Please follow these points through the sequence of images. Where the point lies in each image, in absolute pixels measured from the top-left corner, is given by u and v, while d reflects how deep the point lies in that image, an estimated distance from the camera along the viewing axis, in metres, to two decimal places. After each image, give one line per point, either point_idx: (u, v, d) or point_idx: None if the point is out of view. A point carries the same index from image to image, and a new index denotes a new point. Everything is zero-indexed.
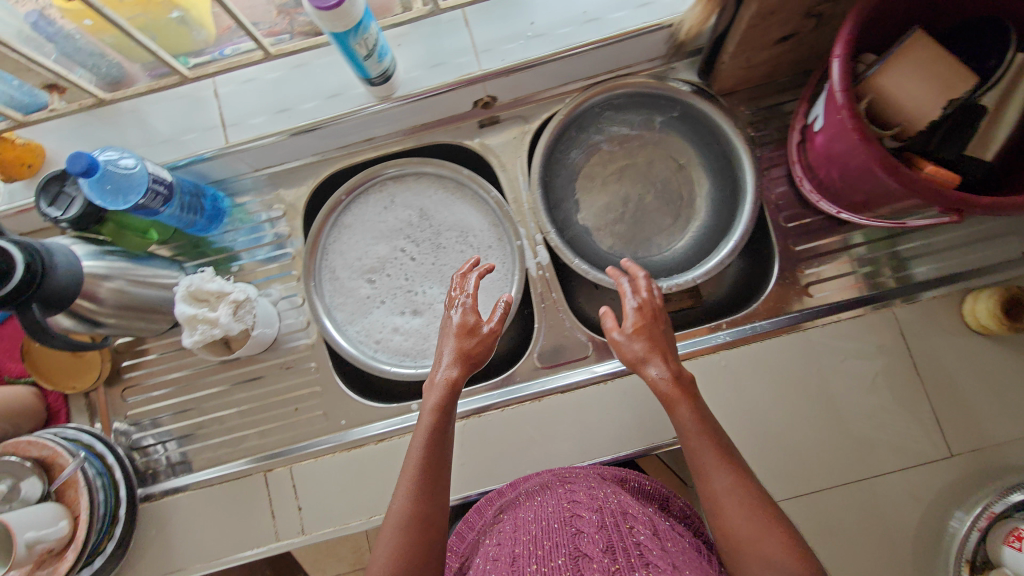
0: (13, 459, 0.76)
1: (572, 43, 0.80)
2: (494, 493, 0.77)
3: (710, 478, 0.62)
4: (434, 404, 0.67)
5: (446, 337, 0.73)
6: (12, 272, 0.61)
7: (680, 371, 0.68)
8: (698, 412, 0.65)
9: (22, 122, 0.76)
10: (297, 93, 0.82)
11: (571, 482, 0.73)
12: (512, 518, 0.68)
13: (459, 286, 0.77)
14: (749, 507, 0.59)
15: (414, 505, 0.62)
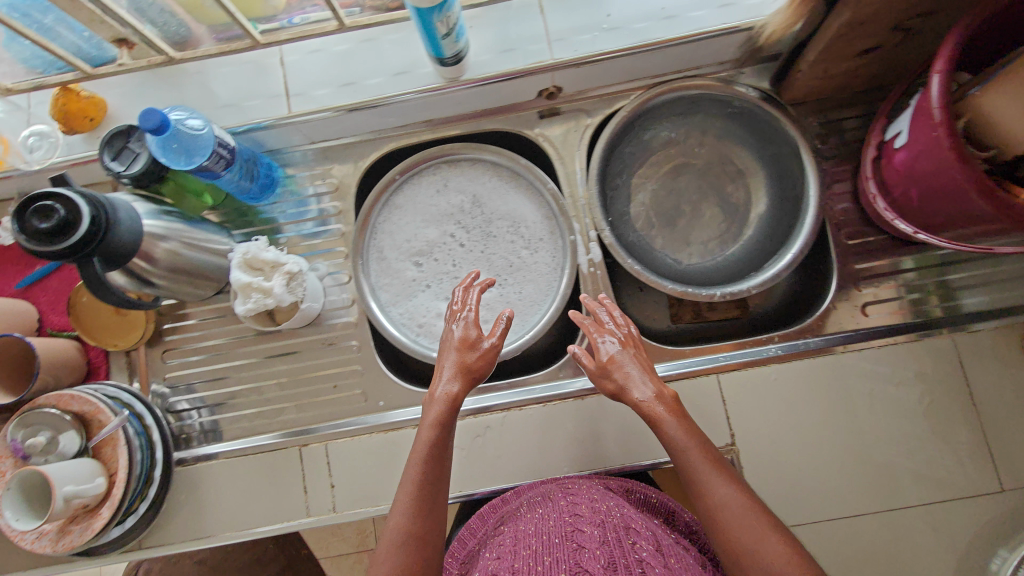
0: (54, 411, 0.76)
1: (648, 38, 0.78)
2: (498, 500, 0.78)
3: (704, 491, 0.62)
4: (435, 418, 0.70)
5: (450, 351, 0.75)
6: (77, 225, 0.61)
7: (660, 391, 0.69)
8: (687, 429, 0.66)
9: (90, 75, 0.77)
10: (364, 68, 0.81)
11: (573, 494, 0.72)
12: (513, 531, 0.67)
13: (461, 300, 0.79)
14: (747, 517, 0.59)
15: (413, 520, 0.63)
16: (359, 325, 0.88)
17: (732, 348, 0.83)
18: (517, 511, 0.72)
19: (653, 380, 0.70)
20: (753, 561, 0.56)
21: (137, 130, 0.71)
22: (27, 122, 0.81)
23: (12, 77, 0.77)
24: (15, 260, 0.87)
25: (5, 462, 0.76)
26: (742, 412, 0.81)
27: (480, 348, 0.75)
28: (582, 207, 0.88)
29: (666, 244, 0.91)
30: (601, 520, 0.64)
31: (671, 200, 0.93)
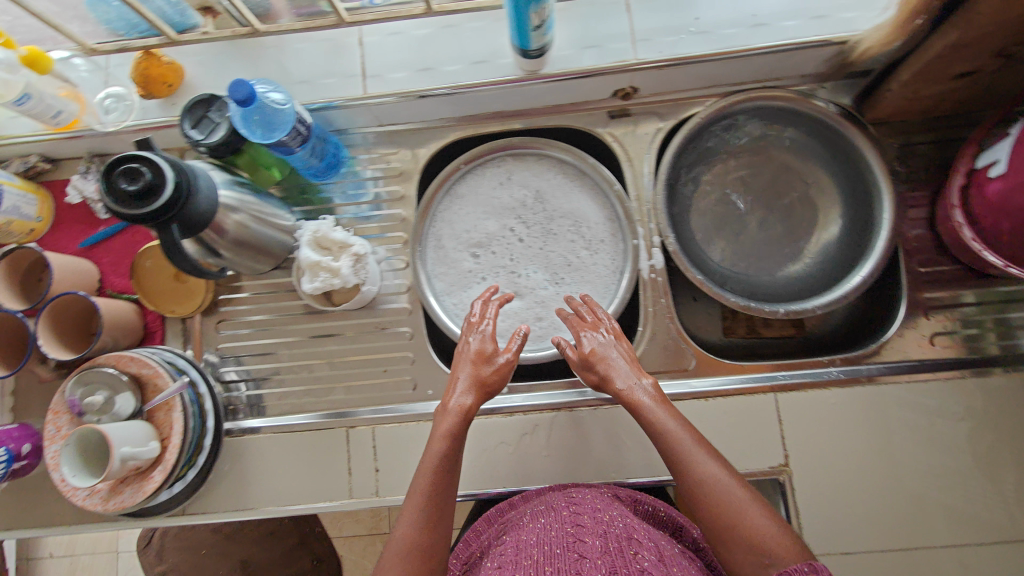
0: (111, 370, 0.76)
1: (735, 45, 0.77)
2: (505, 504, 0.77)
3: (684, 471, 0.63)
4: (446, 429, 0.69)
5: (466, 363, 0.75)
6: (161, 190, 0.61)
7: (636, 377, 0.70)
8: (669, 414, 0.66)
9: (174, 40, 0.79)
10: (443, 54, 0.80)
11: (576, 504, 0.70)
12: (513, 540, 0.65)
13: (480, 312, 0.80)
14: (729, 493, 0.60)
15: (420, 532, 0.63)
16: (413, 312, 0.88)
17: (792, 367, 0.81)
18: (520, 519, 0.70)
19: (632, 368, 0.71)
20: (740, 538, 0.57)
21: (219, 99, 0.71)
22: (104, 82, 0.81)
23: (96, 38, 0.79)
24: (78, 219, 0.88)
25: (61, 418, 0.77)
26: (799, 434, 0.79)
27: (495, 362, 0.75)
28: (647, 211, 0.86)
29: (727, 255, 0.89)
30: (603, 531, 0.63)
31: (740, 209, 0.90)
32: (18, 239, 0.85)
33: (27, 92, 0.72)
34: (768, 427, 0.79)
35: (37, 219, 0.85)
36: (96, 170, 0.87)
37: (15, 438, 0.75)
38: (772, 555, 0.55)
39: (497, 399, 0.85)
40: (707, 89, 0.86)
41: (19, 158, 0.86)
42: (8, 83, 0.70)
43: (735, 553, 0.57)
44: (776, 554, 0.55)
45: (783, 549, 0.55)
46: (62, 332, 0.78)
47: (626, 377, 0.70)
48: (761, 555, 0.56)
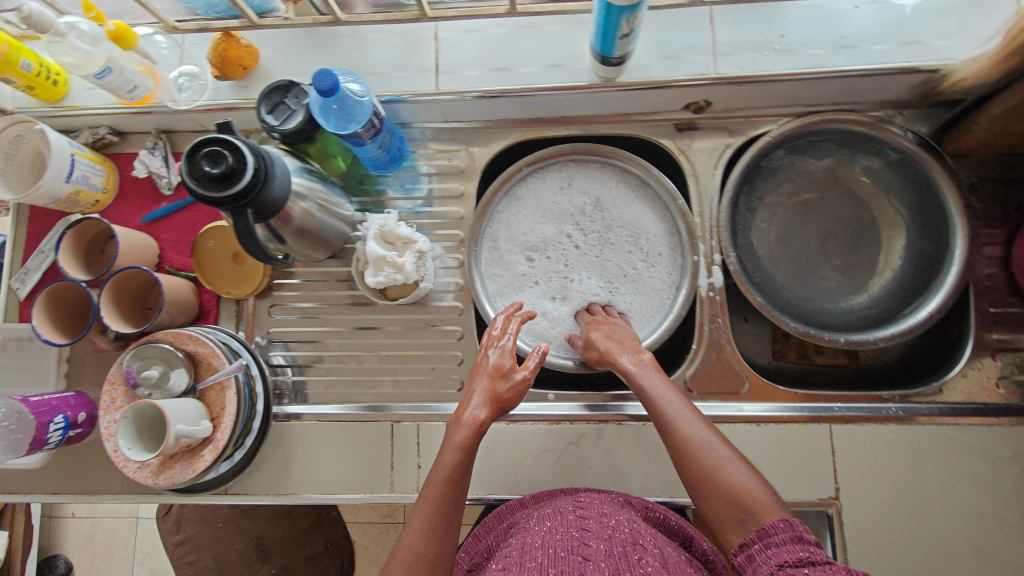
0: (168, 347, 0.77)
1: (820, 66, 0.75)
2: (516, 502, 0.77)
3: (671, 429, 0.65)
4: (459, 441, 0.67)
5: (480, 374, 0.73)
6: (240, 174, 0.61)
7: (636, 350, 0.73)
8: (663, 380, 0.69)
9: (256, 23, 0.79)
10: (520, 55, 0.79)
11: (583, 508, 0.70)
12: (518, 542, 0.64)
13: (500, 326, 0.77)
14: (713, 452, 0.61)
15: (426, 541, 0.63)
16: (464, 312, 0.88)
17: (848, 399, 0.80)
18: (527, 522, 0.70)
19: (634, 345, 0.74)
20: (721, 493, 0.59)
21: (296, 86, 0.71)
22: (179, 59, 0.81)
23: (175, 16, 0.78)
24: (142, 193, 0.89)
25: (116, 389, 0.78)
26: (852, 467, 0.77)
27: (513, 378, 0.72)
28: (710, 228, 0.85)
29: (786, 279, 0.87)
30: (608, 536, 0.63)
31: (804, 232, 0.88)
32: (84, 209, 0.86)
33: (109, 66, 0.72)
34: (819, 457, 0.77)
35: (103, 190, 0.86)
36: (163, 147, 0.88)
37: (72, 405, 0.76)
38: (751, 512, 0.57)
39: (544, 406, 0.84)
40: (781, 108, 0.84)
41: (88, 129, 0.87)
42: (90, 57, 0.72)
43: (716, 508, 0.59)
44: (755, 511, 0.56)
45: (762, 506, 0.57)
46: (121, 304, 0.79)
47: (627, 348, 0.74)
48: (741, 510, 0.57)
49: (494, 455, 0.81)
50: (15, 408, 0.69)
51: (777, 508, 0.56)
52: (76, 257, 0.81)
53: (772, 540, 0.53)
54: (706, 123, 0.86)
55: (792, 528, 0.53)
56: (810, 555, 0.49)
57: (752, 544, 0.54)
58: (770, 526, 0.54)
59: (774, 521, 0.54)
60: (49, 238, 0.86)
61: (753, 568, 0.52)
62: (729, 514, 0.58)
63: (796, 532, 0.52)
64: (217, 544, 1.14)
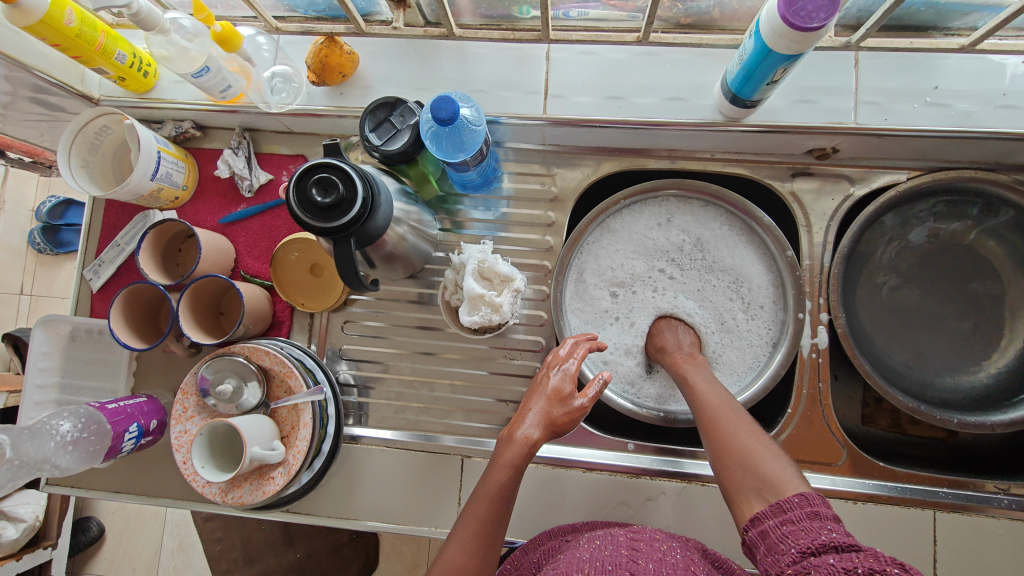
0: (243, 360, 0.74)
1: (972, 125, 0.69)
2: (568, 526, 0.74)
3: (705, 407, 0.66)
4: (509, 460, 0.62)
5: (539, 388, 0.68)
6: (346, 206, 0.57)
7: (691, 351, 0.75)
8: (700, 371, 0.71)
9: (364, 31, 0.76)
10: (638, 83, 0.73)
11: (635, 534, 0.68)
12: (565, 556, 0.63)
13: (566, 348, 0.71)
14: (744, 432, 0.62)
15: (465, 556, 0.59)
16: (544, 348, 0.83)
17: (954, 485, 0.74)
18: (575, 541, 0.68)
19: (689, 346, 0.77)
20: (742, 464, 0.59)
21: (403, 105, 0.67)
22: (274, 59, 0.76)
23: (275, 12, 0.77)
24: (220, 193, 0.85)
25: (189, 399, 0.75)
26: (958, 561, 0.71)
27: (571, 403, 0.65)
28: (819, 283, 0.80)
29: (891, 342, 0.83)
30: (660, 558, 0.61)
31: (912, 294, 0.83)
32: (162, 205, 0.83)
33: (206, 66, 0.69)
34: (922, 546, 0.72)
35: (184, 187, 0.83)
36: (246, 147, 0.84)
37: (145, 413, 0.74)
38: (771, 484, 0.56)
39: (622, 456, 0.80)
40: (912, 162, 0.77)
41: (172, 122, 0.83)
42: (186, 53, 0.67)
43: (736, 479, 0.59)
44: (773, 482, 0.56)
45: (781, 479, 0.56)
46: (197, 313, 0.76)
47: (683, 347, 0.76)
48: (761, 482, 0.56)
49: (567, 503, 0.78)
50: (92, 415, 0.68)
51: (797, 482, 0.55)
52: (155, 258, 0.78)
53: (788, 516, 0.51)
54: (827, 170, 0.79)
55: (808, 502, 0.52)
56: (829, 532, 0.48)
57: (767, 519, 0.53)
58: (785, 501, 0.53)
59: (790, 496, 0.53)
60: (126, 232, 0.84)
61: (770, 544, 0.51)
62: (747, 486, 0.57)
63: (813, 508, 0.51)
64: (246, 527, 1.17)
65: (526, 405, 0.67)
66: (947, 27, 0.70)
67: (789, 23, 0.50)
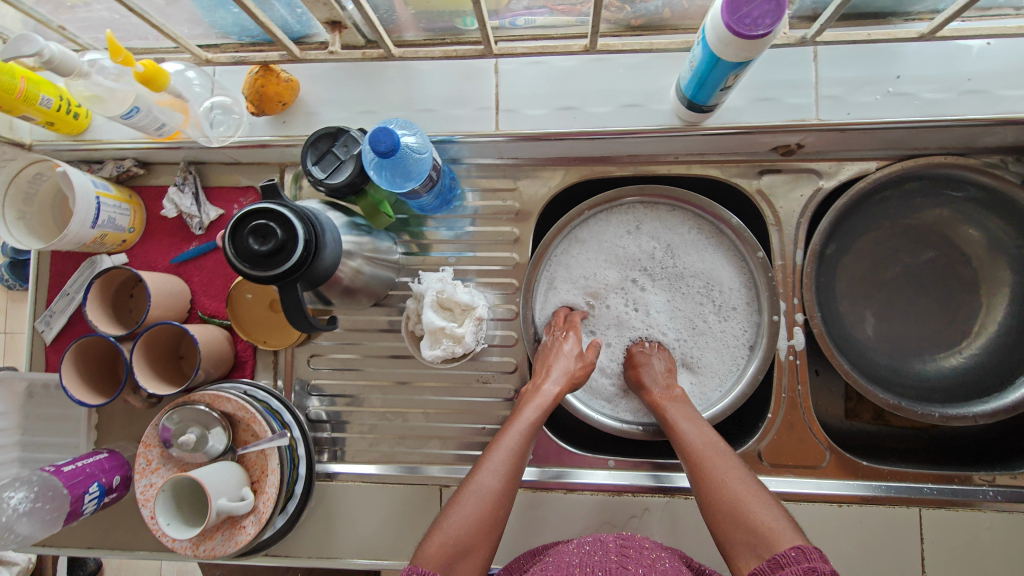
0: (205, 408, 0.71)
1: (938, 114, 0.67)
2: (550, 545, 0.72)
3: (689, 451, 0.66)
4: (539, 405, 0.69)
5: (556, 346, 0.74)
6: (290, 249, 0.54)
7: (669, 383, 0.73)
8: (684, 409, 0.70)
9: (298, 57, 0.69)
10: (592, 92, 0.70)
11: (625, 538, 0.67)
12: (554, 560, 0.63)
13: (562, 321, 0.77)
14: (733, 478, 0.61)
15: (499, 482, 0.63)
16: (518, 369, 0.81)
17: (941, 480, 0.73)
18: (565, 545, 0.67)
19: (667, 372, 0.75)
20: (735, 516, 0.59)
21: (345, 134, 0.64)
22: (210, 91, 0.73)
23: (200, 40, 0.71)
24: (171, 232, 0.82)
25: (152, 451, 0.72)
26: (943, 556, 0.71)
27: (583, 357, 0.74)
28: (793, 283, 0.78)
29: (871, 335, 0.81)
30: (649, 563, 0.60)
31: (890, 284, 0.81)
32: (110, 250, 0.80)
33: (137, 105, 0.65)
34: (907, 543, 0.71)
35: (130, 229, 0.80)
36: (192, 182, 0.81)
37: (107, 470, 0.72)
38: (764, 538, 0.56)
39: (603, 474, 0.78)
40: (881, 151, 0.75)
41: (112, 161, 0.79)
42: (114, 93, 0.64)
43: (728, 532, 0.59)
44: (767, 535, 0.56)
45: (775, 532, 0.56)
46: (153, 362, 0.73)
47: (659, 381, 0.74)
48: (754, 535, 0.56)
49: (552, 525, 0.77)
50: (46, 482, 0.65)
51: (790, 535, 0.55)
52: (104, 307, 0.74)
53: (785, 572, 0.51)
54: (794, 165, 0.77)
55: (805, 557, 0.51)
56: None
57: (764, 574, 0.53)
58: (781, 555, 0.53)
59: (786, 550, 0.53)
60: (73, 279, 0.81)
61: None
62: (742, 540, 0.57)
63: (810, 564, 0.50)
64: None
65: (547, 362, 0.72)
66: (908, 12, 0.66)
67: (734, 32, 0.48)
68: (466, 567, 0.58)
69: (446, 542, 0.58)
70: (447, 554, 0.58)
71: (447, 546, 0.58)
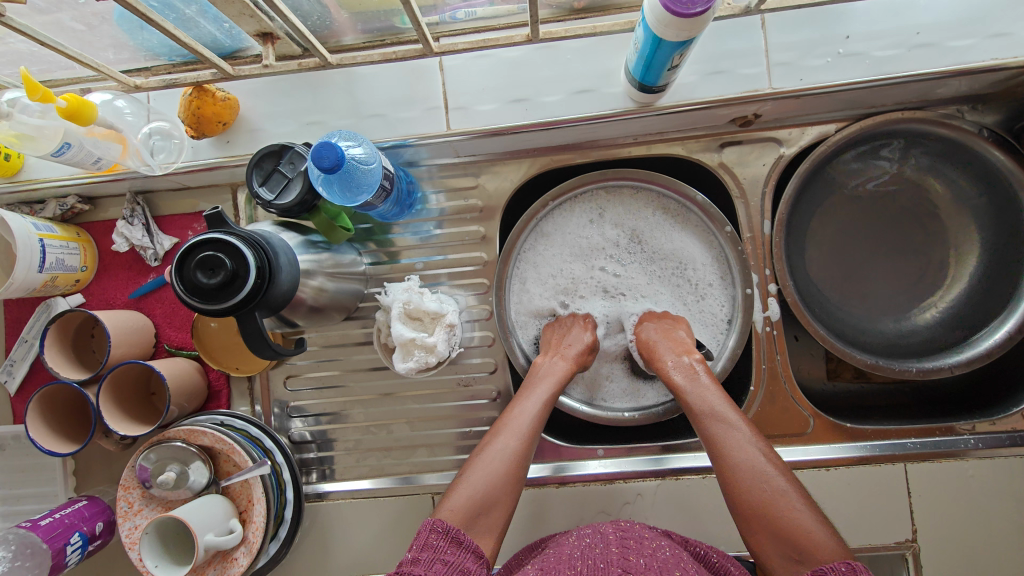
0: (182, 444, 0.69)
1: (890, 71, 0.66)
2: (546, 539, 0.72)
3: (721, 455, 0.62)
4: (560, 372, 0.71)
5: (577, 330, 0.75)
6: (242, 279, 0.52)
7: (687, 353, 0.69)
8: (713, 393, 0.66)
9: (232, 75, 0.65)
10: (542, 81, 0.69)
11: (625, 529, 0.66)
12: (555, 551, 0.63)
13: (561, 326, 0.77)
14: (770, 484, 0.59)
15: (518, 445, 0.65)
16: (498, 369, 0.80)
17: (923, 434, 0.74)
18: (565, 537, 0.67)
19: (683, 344, 0.70)
20: (774, 529, 0.57)
21: (290, 150, 0.62)
22: (145, 118, 0.69)
23: (128, 65, 0.68)
24: (126, 266, 0.79)
25: (132, 492, 0.70)
26: (928, 507, 0.73)
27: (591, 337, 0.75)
28: (763, 254, 0.77)
29: (843, 298, 0.81)
30: (649, 552, 0.60)
31: (860, 243, 0.81)
32: (64, 291, 0.77)
33: (67, 141, 0.62)
34: (892, 496, 0.73)
35: (82, 268, 0.77)
36: (141, 214, 0.78)
37: (87, 518, 0.70)
38: (806, 551, 0.54)
39: (593, 463, 0.78)
40: (840, 112, 0.74)
41: (54, 200, 0.76)
42: (42, 131, 0.61)
43: (764, 543, 0.57)
44: (809, 548, 0.54)
45: (816, 543, 0.54)
46: (122, 403, 0.71)
47: (676, 348, 0.69)
48: (797, 550, 0.55)
49: (547, 521, 0.77)
50: (24, 538, 0.63)
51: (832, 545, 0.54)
52: (65, 352, 0.72)
53: None
54: (754, 135, 0.76)
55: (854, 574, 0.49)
56: None
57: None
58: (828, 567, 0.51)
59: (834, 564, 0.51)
60: (30, 325, 0.78)
61: None
62: (785, 555, 0.55)
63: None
64: None
65: (561, 342, 0.74)
66: None
67: (671, 11, 0.48)
68: (488, 522, 0.61)
69: (460, 506, 0.60)
70: (469, 511, 0.60)
71: (470, 502, 0.61)
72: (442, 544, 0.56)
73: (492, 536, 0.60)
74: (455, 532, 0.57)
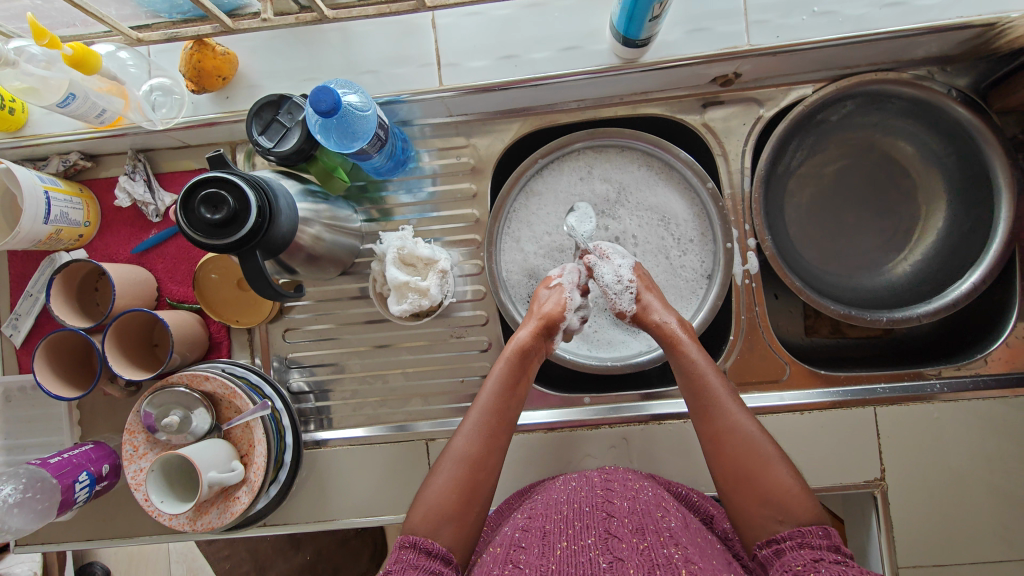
0: (184, 389, 0.71)
1: (862, 30, 0.69)
2: (535, 484, 0.75)
3: (711, 419, 0.66)
4: (505, 356, 0.70)
5: (547, 292, 0.75)
6: (243, 218, 0.55)
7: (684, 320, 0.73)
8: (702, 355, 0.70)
9: (231, 27, 0.68)
10: (530, 38, 0.72)
11: (609, 473, 0.70)
12: (542, 497, 0.66)
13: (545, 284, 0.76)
14: (750, 447, 0.62)
15: (471, 446, 0.64)
16: (489, 321, 0.83)
17: (893, 379, 0.78)
18: (551, 483, 0.70)
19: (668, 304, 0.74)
20: (755, 490, 0.60)
21: (288, 101, 0.64)
22: (146, 72, 0.72)
23: (131, 21, 0.70)
24: (128, 222, 0.82)
25: (137, 437, 0.72)
26: (898, 448, 0.77)
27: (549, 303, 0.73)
28: (743, 209, 0.80)
29: (821, 255, 0.85)
30: (632, 494, 0.64)
31: (835, 203, 0.86)
32: (67, 246, 0.79)
33: (72, 92, 0.64)
34: (864, 439, 0.77)
35: (85, 223, 0.79)
36: (143, 170, 0.80)
37: (94, 460, 0.73)
38: (786, 508, 0.58)
39: (580, 410, 0.81)
40: (817, 73, 0.77)
41: (57, 156, 0.79)
42: (48, 82, 0.63)
43: (750, 507, 0.60)
44: (789, 508, 0.58)
45: (794, 498, 0.59)
46: (127, 350, 0.74)
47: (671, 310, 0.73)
48: (777, 511, 0.59)
49: (537, 465, 0.80)
50: (34, 474, 0.66)
51: (807, 502, 0.59)
52: (70, 301, 0.75)
53: (806, 540, 0.55)
54: (734, 95, 0.79)
55: (802, 536, 0.56)
56: (811, 536, 0.56)
57: (784, 540, 0.56)
58: (806, 529, 0.56)
59: (809, 526, 0.57)
60: (35, 279, 0.81)
61: (784, 561, 0.55)
62: (764, 516, 0.59)
63: (805, 539, 0.55)
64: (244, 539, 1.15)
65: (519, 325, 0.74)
66: None
67: None
68: (452, 534, 0.59)
69: (422, 516, 0.60)
70: (431, 521, 0.60)
71: (428, 514, 0.60)
72: (415, 556, 0.56)
73: (461, 548, 0.59)
74: (423, 543, 0.57)
